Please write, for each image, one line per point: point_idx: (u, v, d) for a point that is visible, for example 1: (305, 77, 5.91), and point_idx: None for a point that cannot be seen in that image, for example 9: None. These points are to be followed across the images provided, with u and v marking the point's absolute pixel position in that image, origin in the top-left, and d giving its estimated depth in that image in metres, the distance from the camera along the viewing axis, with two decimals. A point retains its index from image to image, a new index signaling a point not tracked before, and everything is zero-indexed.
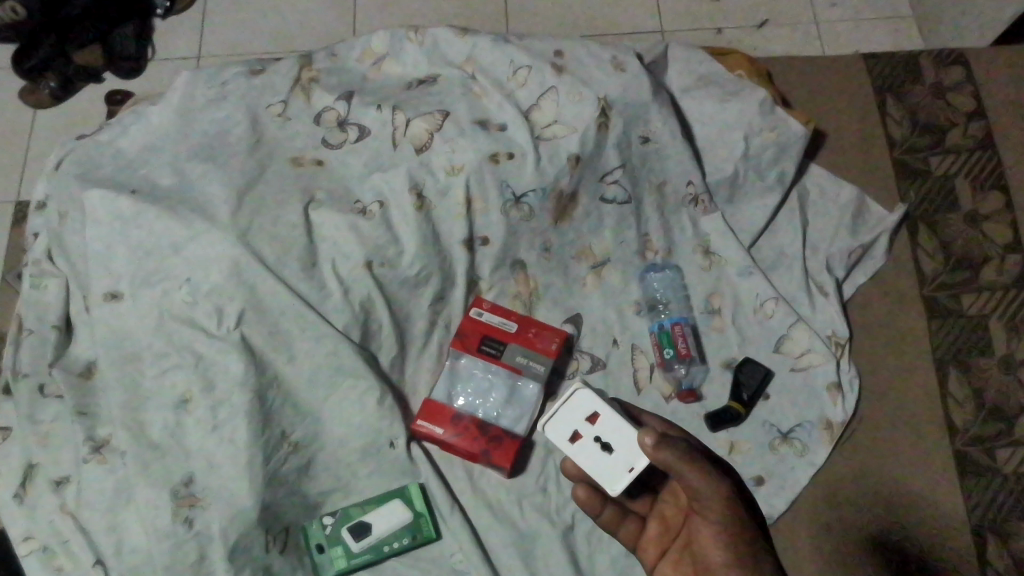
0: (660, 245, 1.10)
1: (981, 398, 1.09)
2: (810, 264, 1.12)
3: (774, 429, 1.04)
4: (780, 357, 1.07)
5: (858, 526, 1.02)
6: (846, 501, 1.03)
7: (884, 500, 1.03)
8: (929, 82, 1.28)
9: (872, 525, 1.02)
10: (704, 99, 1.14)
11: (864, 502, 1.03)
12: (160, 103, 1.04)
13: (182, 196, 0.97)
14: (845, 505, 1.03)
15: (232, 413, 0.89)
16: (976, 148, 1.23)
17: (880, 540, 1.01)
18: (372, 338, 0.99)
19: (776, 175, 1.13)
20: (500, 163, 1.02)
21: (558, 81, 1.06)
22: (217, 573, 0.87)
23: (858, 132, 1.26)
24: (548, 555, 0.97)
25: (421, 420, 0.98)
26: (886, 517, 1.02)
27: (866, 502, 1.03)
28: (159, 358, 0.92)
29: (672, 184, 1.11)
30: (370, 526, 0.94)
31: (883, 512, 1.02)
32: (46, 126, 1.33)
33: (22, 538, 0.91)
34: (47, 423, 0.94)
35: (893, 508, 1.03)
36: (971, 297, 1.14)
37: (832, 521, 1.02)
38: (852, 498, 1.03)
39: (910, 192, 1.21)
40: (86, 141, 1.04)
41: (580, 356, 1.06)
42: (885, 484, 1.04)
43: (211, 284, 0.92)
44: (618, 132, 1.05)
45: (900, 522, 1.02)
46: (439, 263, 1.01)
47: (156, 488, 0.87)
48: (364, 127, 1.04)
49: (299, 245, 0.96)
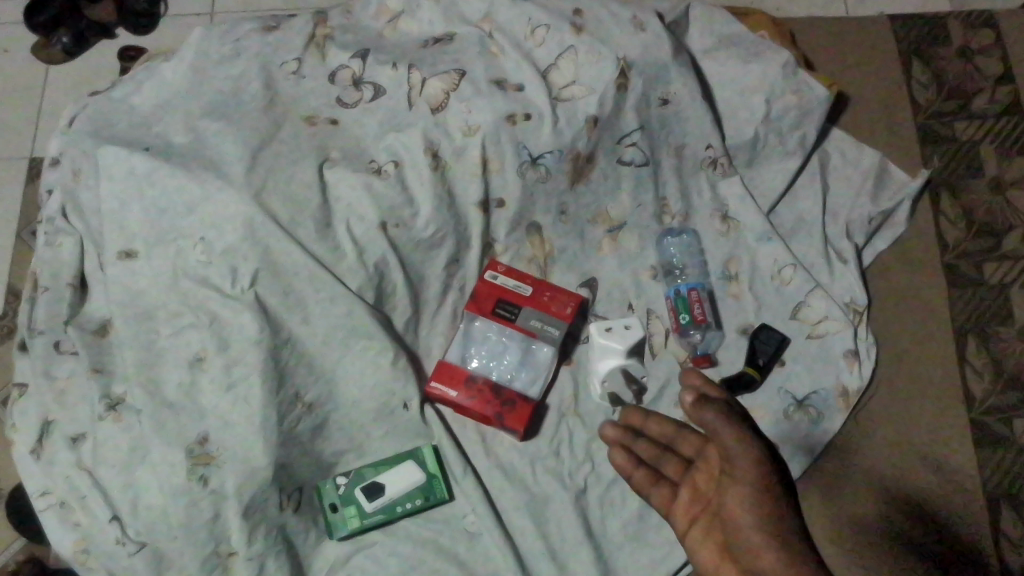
0: (677, 209, 1.09)
1: (998, 366, 1.08)
2: (830, 230, 1.11)
3: (789, 396, 1.03)
4: (797, 324, 1.06)
5: (862, 515, 1.01)
6: (852, 494, 1.02)
7: (891, 487, 1.02)
8: (957, 45, 1.26)
9: (881, 516, 1.01)
10: (726, 61, 1.11)
11: (869, 493, 1.02)
12: (173, 60, 1.02)
13: (196, 154, 0.96)
14: (850, 496, 1.02)
15: (246, 372, 0.89)
16: (1003, 113, 1.21)
17: (888, 530, 1.00)
18: (386, 300, 0.98)
19: (797, 139, 1.11)
20: (517, 124, 1.01)
21: (577, 40, 1.03)
22: (231, 530, 0.88)
23: (883, 95, 1.24)
24: (560, 517, 0.96)
25: (435, 381, 0.97)
26: (891, 497, 1.02)
27: (872, 492, 1.02)
28: (174, 318, 0.92)
29: (691, 148, 1.09)
30: (383, 487, 0.94)
31: (891, 499, 1.02)
32: (58, 82, 1.32)
33: (40, 493, 0.92)
34: (62, 380, 0.94)
35: (901, 494, 1.02)
36: (992, 266, 1.12)
37: (835, 513, 1.01)
38: (856, 490, 1.02)
39: (933, 157, 1.19)
40: (99, 98, 1.02)
41: (595, 320, 1.05)
42: (892, 469, 1.03)
43: (226, 243, 0.92)
44: (637, 93, 1.04)
45: (906, 501, 1.01)
46: (454, 224, 1.01)
47: (172, 446, 0.88)
48: (379, 86, 1.03)
49: (312, 204, 0.95)
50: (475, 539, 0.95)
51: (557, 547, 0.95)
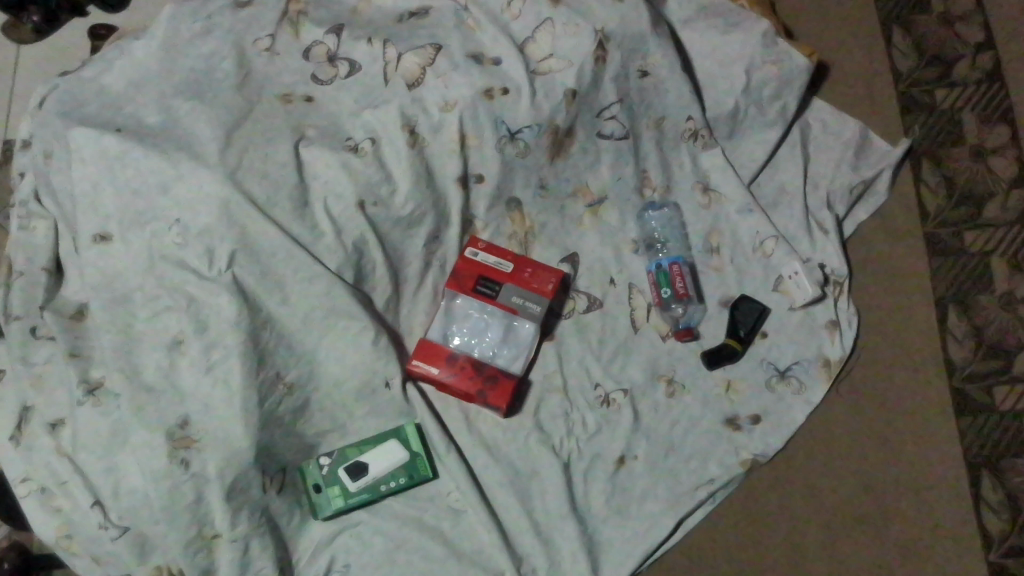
0: (658, 182, 1.08)
1: (979, 335, 1.07)
2: (811, 201, 1.11)
3: (771, 367, 1.04)
4: (779, 296, 1.06)
5: (842, 487, 1.02)
6: (832, 475, 1.02)
7: (872, 461, 1.03)
8: (937, 11, 1.24)
9: (860, 497, 1.01)
10: (705, 31, 1.10)
11: (849, 468, 1.03)
12: (144, 37, 1.00)
13: (168, 134, 0.95)
14: (830, 478, 1.02)
15: (226, 354, 0.89)
16: (984, 80, 1.19)
17: (868, 511, 1.01)
18: (366, 279, 0.98)
19: (777, 109, 1.11)
20: (495, 98, 1.00)
21: (554, 12, 1.02)
22: (215, 512, 0.88)
23: (863, 64, 1.23)
24: (544, 493, 0.96)
25: (417, 359, 0.97)
26: (872, 468, 1.02)
27: (851, 471, 1.02)
28: (151, 300, 0.91)
29: (671, 120, 1.08)
30: (367, 466, 0.94)
31: (871, 479, 1.02)
32: (29, 61, 1.30)
33: (20, 479, 0.92)
34: (40, 366, 0.93)
35: (881, 473, 1.02)
36: (973, 234, 1.12)
37: (816, 487, 1.02)
38: (837, 465, 1.03)
39: (913, 126, 1.18)
40: (70, 78, 1.00)
41: (577, 295, 1.05)
42: (871, 448, 1.03)
43: (201, 225, 0.91)
44: (615, 66, 1.03)
45: (886, 474, 1.02)
46: (432, 202, 1.00)
47: (152, 429, 0.87)
48: (355, 62, 1.01)
49: (289, 184, 0.94)
50: (460, 517, 0.95)
51: (542, 522, 0.95)
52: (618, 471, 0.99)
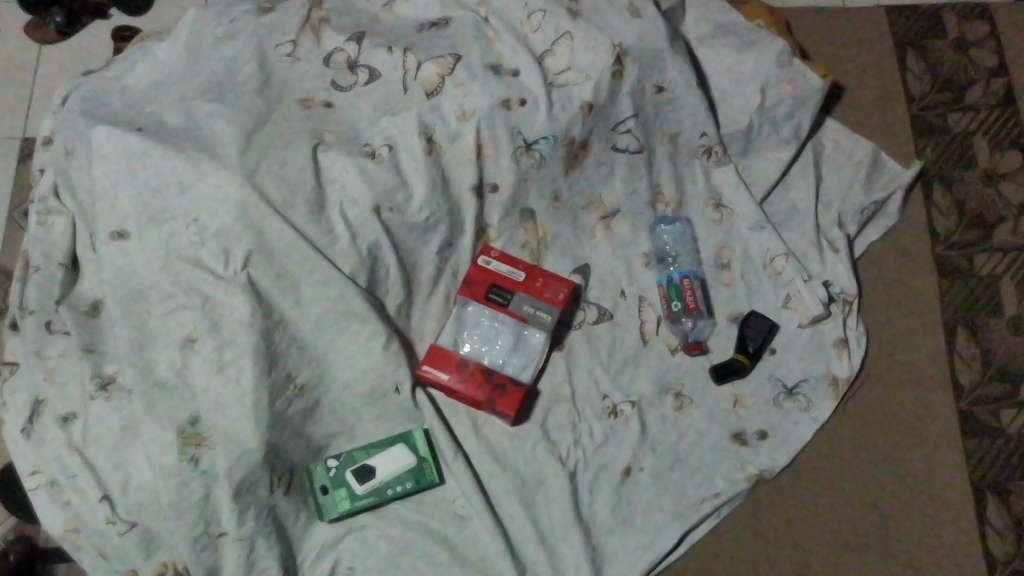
0: (671, 196, 1.10)
1: (988, 358, 1.08)
2: (823, 220, 1.11)
3: (779, 384, 1.04)
4: (788, 313, 1.07)
5: (848, 503, 1.02)
6: (838, 490, 1.03)
7: (878, 477, 1.03)
8: (952, 37, 1.25)
9: (866, 512, 1.02)
10: (722, 49, 1.11)
11: (856, 484, 1.03)
12: (167, 40, 1.02)
13: (189, 135, 0.96)
14: (836, 493, 1.02)
15: (239, 352, 0.89)
16: (996, 106, 1.21)
17: (873, 526, 1.01)
18: (379, 283, 0.98)
19: (791, 129, 1.12)
20: (513, 109, 1.01)
21: (573, 26, 1.03)
22: (221, 509, 0.88)
23: (878, 87, 1.24)
24: (549, 501, 0.97)
25: (427, 365, 0.98)
26: (878, 485, 1.03)
27: (857, 487, 1.03)
28: (165, 298, 0.91)
29: (686, 135, 1.10)
30: (374, 469, 0.95)
31: (876, 496, 1.02)
32: (51, 61, 1.31)
33: (29, 472, 0.92)
34: (53, 360, 0.94)
35: (887, 490, 1.03)
36: (983, 258, 1.13)
37: (822, 501, 1.02)
38: (843, 481, 1.03)
39: (925, 150, 1.19)
40: (94, 77, 1.02)
41: (587, 306, 1.05)
42: (878, 464, 1.04)
43: (219, 225, 0.92)
44: (632, 81, 1.04)
45: (892, 490, 1.03)
46: (447, 209, 1.01)
47: (163, 426, 0.88)
48: (374, 70, 1.02)
49: (306, 187, 0.95)
50: (466, 522, 0.96)
51: (546, 530, 0.95)
52: (623, 483, 0.99)
